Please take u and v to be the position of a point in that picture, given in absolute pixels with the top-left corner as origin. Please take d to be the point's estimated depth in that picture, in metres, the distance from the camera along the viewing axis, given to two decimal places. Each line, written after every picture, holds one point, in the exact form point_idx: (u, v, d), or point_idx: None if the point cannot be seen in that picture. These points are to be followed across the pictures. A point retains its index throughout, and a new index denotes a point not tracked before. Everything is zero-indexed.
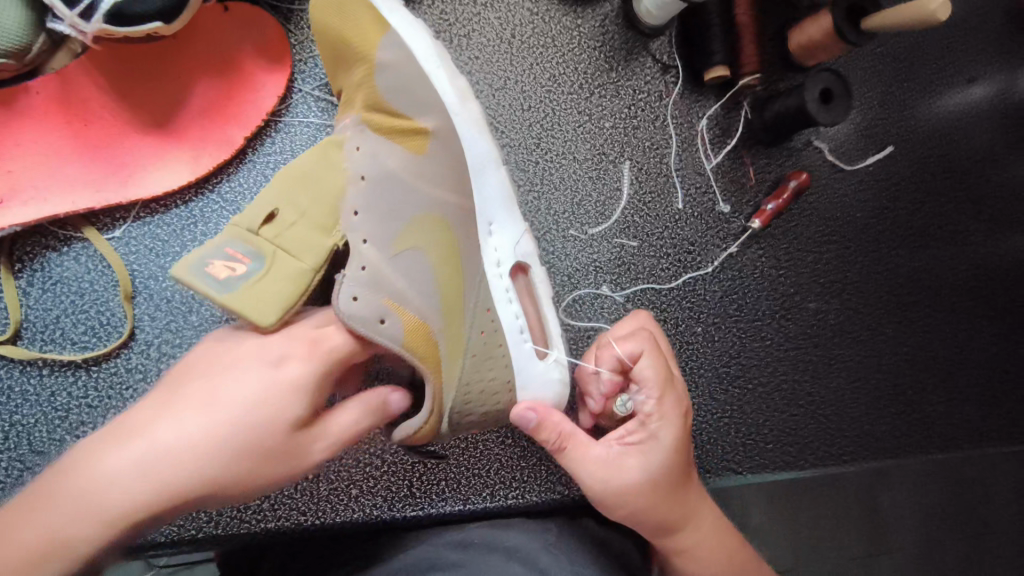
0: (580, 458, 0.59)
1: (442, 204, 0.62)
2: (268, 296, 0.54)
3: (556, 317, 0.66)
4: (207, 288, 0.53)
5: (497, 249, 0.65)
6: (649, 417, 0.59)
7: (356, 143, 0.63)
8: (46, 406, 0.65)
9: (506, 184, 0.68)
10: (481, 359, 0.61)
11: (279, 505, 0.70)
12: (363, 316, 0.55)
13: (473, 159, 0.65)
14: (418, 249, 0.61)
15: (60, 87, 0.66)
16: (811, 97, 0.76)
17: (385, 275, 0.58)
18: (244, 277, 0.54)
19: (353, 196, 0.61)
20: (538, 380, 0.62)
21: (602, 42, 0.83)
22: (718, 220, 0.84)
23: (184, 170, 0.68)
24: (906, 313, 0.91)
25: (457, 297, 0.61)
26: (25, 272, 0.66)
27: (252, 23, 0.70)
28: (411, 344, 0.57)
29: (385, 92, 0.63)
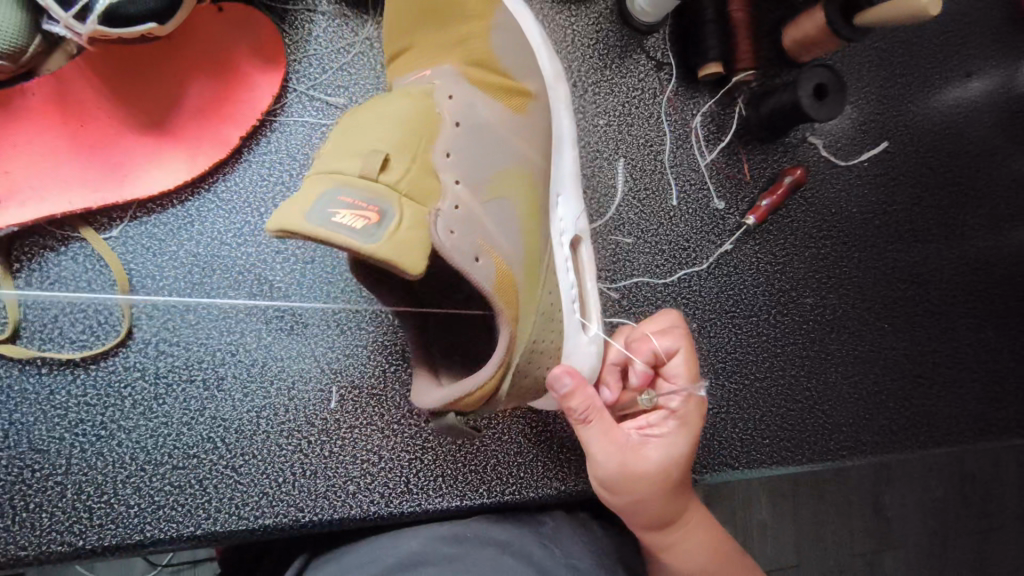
0: (602, 435, 0.59)
1: (528, 163, 0.62)
2: (414, 242, 0.48)
3: (597, 294, 0.68)
4: (350, 238, 0.45)
5: (561, 220, 0.67)
6: (675, 411, 0.61)
7: (448, 92, 0.61)
8: (46, 404, 0.66)
9: (574, 165, 0.70)
10: (549, 315, 0.59)
11: (277, 502, 0.68)
12: (459, 250, 0.52)
13: (557, 129, 0.68)
14: (504, 199, 0.59)
15: (57, 88, 0.67)
16: (805, 93, 0.76)
17: (476, 217, 0.55)
18: (382, 225, 0.47)
19: (448, 136, 0.58)
20: (580, 350, 0.63)
21: (596, 40, 0.83)
22: (713, 217, 0.85)
23: (180, 170, 0.68)
24: (903, 308, 0.91)
25: (537, 256, 0.60)
26: (23, 272, 0.67)
27: (247, 24, 0.70)
28: (499, 291, 0.53)
29: (493, 51, 0.63)
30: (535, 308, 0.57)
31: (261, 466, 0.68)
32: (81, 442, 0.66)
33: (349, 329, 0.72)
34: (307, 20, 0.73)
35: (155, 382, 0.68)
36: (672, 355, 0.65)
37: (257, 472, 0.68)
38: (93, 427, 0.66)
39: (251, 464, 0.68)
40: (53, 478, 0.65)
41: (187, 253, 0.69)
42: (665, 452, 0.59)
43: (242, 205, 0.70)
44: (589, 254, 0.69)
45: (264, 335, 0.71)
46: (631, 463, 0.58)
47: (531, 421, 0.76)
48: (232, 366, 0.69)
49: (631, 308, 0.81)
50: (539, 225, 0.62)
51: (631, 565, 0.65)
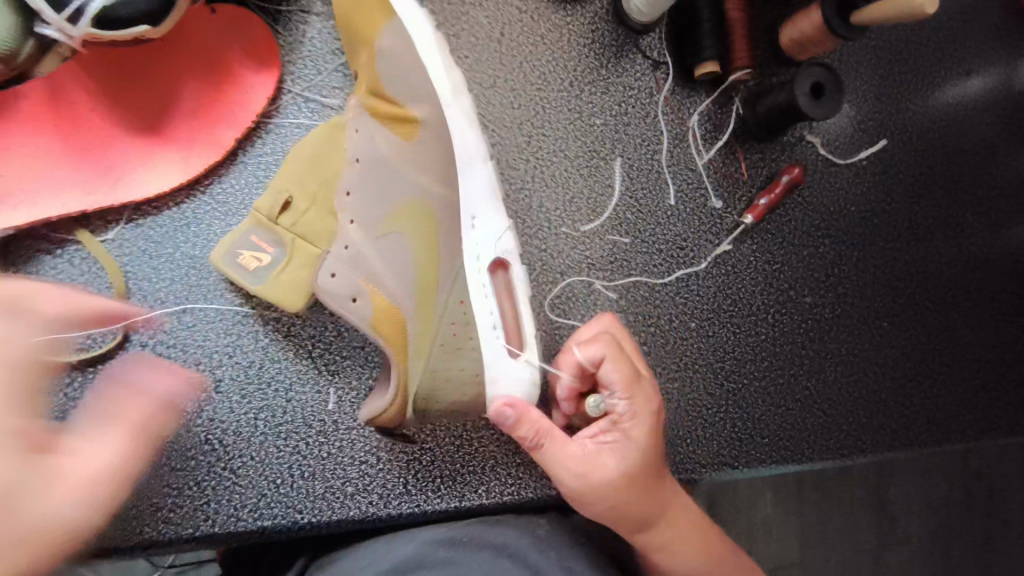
0: (558, 457, 0.59)
1: (422, 192, 0.62)
2: (298, 283, 0.68)
3: (532, 320, 0.61)
4: (241, 279, 0.67)
5: (478, 242, 0.60)
6: (622, 416, 0.60)
7: (356, 127, 0.67)
8: (42, 408, 0.65)
9: (494, 181, 0.62)
10: (450, 351, 0.60)
11: (275, 503, 0.68)
12: (335, 292, 0.64)
13: (459, 150, 0.60)
14: (399, 233, 0.63)
15: (51, 92, 0.67)
16: (801, 92, 0.76)
17: (363, 256, 0.64)
18: (269, 267, 0.67)
19: (349, 177, 0.66)
20: (502, 377, 0.59)
21: (592, 40, 0.83)
22: (710, 216, 0.84)
23: (175, 173, 0.68)
24: (902, 307, 0.91)
25: (433, 287, 0.62)
26: (19, 275, 0.67)
27: (239, 28, 0.71)
28: (375, 325, 0.62)
29: (384, 78, 0.64)
30: (430, 343, 0.60)
31: (260, 468, 0.69)
32: None
33: (345, 330, 0.72)
34: (302, 21, 0.73)
35: None
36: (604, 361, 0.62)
37: (256, 473, 0.68)
38: None
39: (250, 466, 0.68)
40: None
41: (184, 255, 0.69)
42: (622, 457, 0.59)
43: (238, 206, 0.70)
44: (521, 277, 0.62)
45: (261, 337, 0.70)
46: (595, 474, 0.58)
47: None
48: (229, 369, 0.69)
49: (629, 307, 0.81)
50: (440, 257, 0.62)
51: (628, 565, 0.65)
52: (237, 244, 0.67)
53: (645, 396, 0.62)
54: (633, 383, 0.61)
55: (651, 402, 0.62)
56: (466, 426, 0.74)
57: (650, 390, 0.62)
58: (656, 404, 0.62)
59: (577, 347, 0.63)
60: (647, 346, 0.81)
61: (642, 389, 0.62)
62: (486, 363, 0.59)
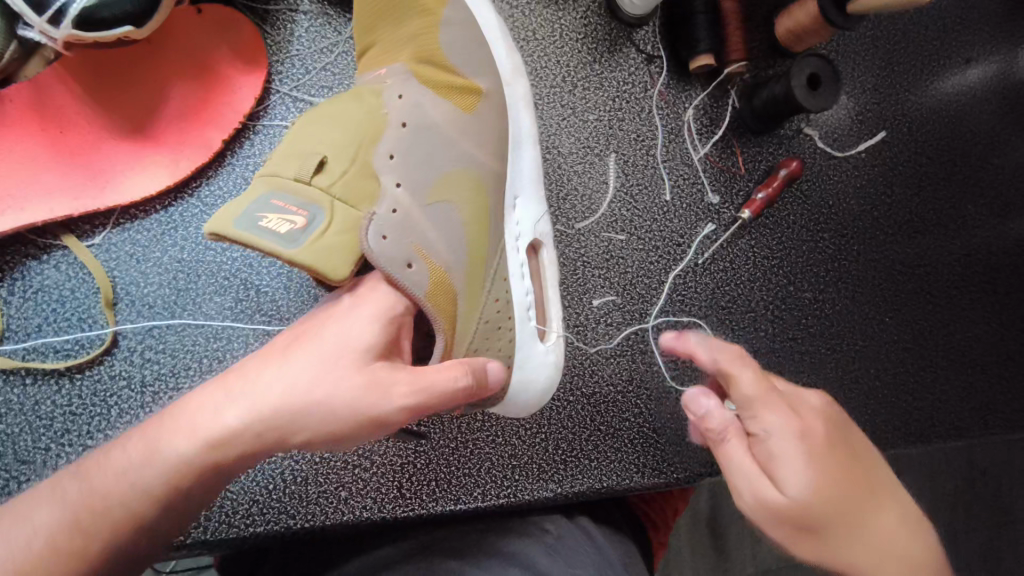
0: (731, 460, 0.51)
1: (476, 163, 0.65)
2: (338, 247, 0.54)
3: (558, 302, 0.71)
4: (273, 244, 0.52)
5: (519, 223, 0.70)
6: (787, 416, 0.51)
7: (397, 92, 0.64)
8: (31, 415, 0.64)
9: (535, 167, 0.72)
10: (493, 327, 0.63)
11: (268, 509, 0.69)
12: (389, 255, 0.56)
13: (516, 130, 0.71)
14: (449, 202, 0.63)
15: (35, 94, 0.65)
16: (798, 83, 0.75)
17: (414, 222, 0.60)
18: (306, 230, 0.54)
19: (390, 141, 0.62)
20: (535, 361, 0.67)
21: (585, 34, 0.82)
22: (707, 211, 0.83)
23: (162, 176, 0.67)
24: (905, 300, 0.89)
25: (481, 257, 0.64)
26: (5, 281, 0.66)
27: (227, 29, 0.70)
28: (431, 294, 0.58)
29: (444, 48, 0.66)
30: (475, 317, 0.63)
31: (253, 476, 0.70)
32: (67, 453, 0.64)
33: None
34: (289, 21, 0.72)
35: (141, 390, 0.66)
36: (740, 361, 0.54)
37: (248, 482, 0.69)
38: (78, 437, 0.65)
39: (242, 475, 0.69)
40: None
41: (172, 259, 0.68)
42: (796, 468, 0.49)
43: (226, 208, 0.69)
44: (551, 259, 0.72)
45: (251, 342, 0.69)
46: (766, 492, 0.49)
47: (527, 424, 0.76)
48: (218, 373, 0.67)
49: (626, 305, 0.80)
50: (485, 229, 0.65)
51: (629, 566, 0.65)
52: (256, 205, 0.53)
53: (810, 401, 0.54)
54: (789, 388, 0.55)
55: (817, 406, 0.53)
56: (462, 429, 0.75)
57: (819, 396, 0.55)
58: (828, 410, 0.53)
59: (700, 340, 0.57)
60: (645, 344, 0.80)
61: (803, 394, 0.54)
62: (519, 339, 0.66)
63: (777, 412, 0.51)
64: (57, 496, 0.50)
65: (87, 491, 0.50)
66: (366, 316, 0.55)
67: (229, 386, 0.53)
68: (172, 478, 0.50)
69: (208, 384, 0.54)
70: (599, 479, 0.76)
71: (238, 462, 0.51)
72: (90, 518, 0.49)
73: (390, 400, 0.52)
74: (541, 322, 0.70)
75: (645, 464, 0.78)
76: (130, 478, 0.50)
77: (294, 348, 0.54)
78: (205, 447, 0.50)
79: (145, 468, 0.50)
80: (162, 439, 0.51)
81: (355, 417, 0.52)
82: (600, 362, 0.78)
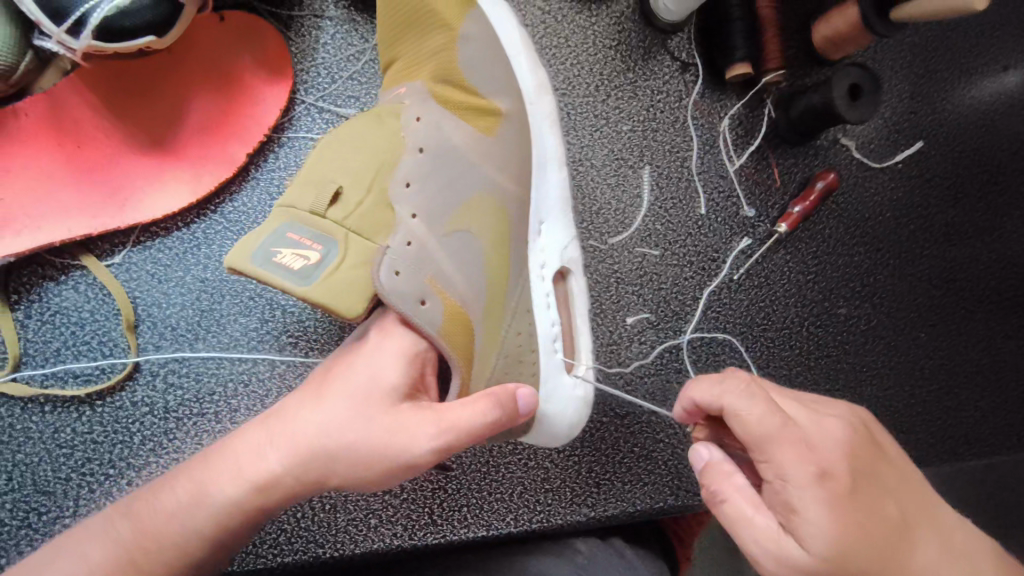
0: (750, 525, 0.45)
1: (497, 188, 0.62)
2: (351, 283, 0.53)
3: (588, 333, 0.66)
4: (284, 283, 0.51)
5: (543, 250, 0.65)
6: (806, 456, 0.44)
7: (416, 113, 0.61)
8: (51, 443, 0.63)
9: (564, 189, 0.68)
10: (513, 361, 0.60)
11: (296, 538, 0.68)
12: (401, 291, 0.54)
13: (540, 152, 0.66)
14: (467, 231, 0.60)
15: (50, 106, 0.62)
16: (839, 94, 0.72)
17: (429, 253, 0.57)
18: (320, 265, 0.53)
19: (407, 166, 0.59)
20: (560, 395, 0.63)
21: (618, 41, 0.79)
22: (743, 225, 0.81)
23: (184, 193, 0.64)
24: (939, 315, 0.86)
25: (501, 288, 0.61)
26: (22, 303, 0.64)
27: (251, 36, 0.67)
28: (446, 331, 0.55)
29: (463, 66, 0.62)
30: (495, 351, 0.60)
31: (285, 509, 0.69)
32: (88, 483, 0.62)
33: None
34: (314, 26, 0.68)
35: (164, 417, 0.64)
36: (746, 393, 0.47)
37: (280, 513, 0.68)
38: (100, 466, 0.63)
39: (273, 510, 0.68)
40: (61, 521, 0.62)
41: (195, 278, 0.65)
42: (823, 519, 0.43)
43: (250, 225, 0.66)
44: (579, 288, 0.67)
45: (278, 364, 0.66)
46: (789, 547, 0.43)
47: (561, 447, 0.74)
48: (244, 398, 0.65)
49: (660, 323, 0.77)
50: (507, 258, 0.61)
51: None
52: (271, 239, 0.53)
53: (830, 433, 0.46)
54: (806, 415, 0.47)
55: (843, 438, 0.46)
56: (493, 452, 0.73)
57: (840, 412, 0.48)
58: (855, 440, 0.46)
59: (700, 381, 0.51)
60: (679, 362, 0.77)
61: (822, 425, 0.46)
62: (542, 373, 0.62)
63: (794, 456, 0.44)
64: (109, 536, 0.53)
65: (138, 531, 0.52)
66: (392, 353, 0.56)
67: (269, 427, 0.55)
68: (218, 519, 0.52)
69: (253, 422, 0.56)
70: (633, 502, 0.74)
71: (280, 501, 0.54)
72: (142, 557, 0.51)
73: (416, 442, 0.52)
74: (569, 354, 0.66)
75: (679, 485, 0.76)
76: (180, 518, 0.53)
77: (327, 388, 0.55)
78: (248, 491, 0.53)
79: (193, 512, 0.53)
80: (209, 480, 0.53)
81: (384, 458, 0.52)
82: (634, 381, 0.76)
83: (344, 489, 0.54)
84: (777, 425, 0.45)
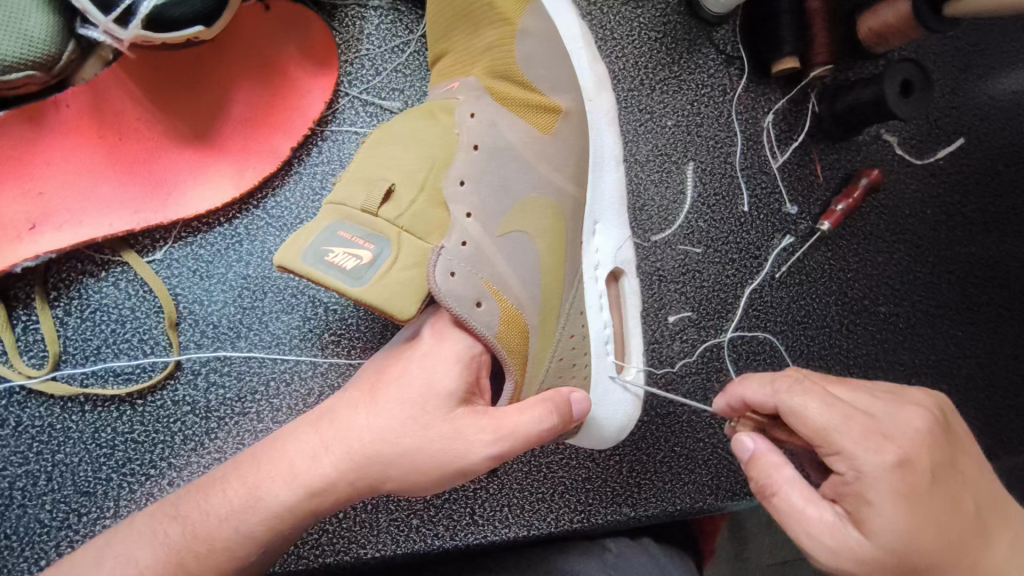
0: (801, 516, 0.44)
1: (554, 187, 0.61)
2: (406, 285, 0.51)
3: (639, 333, 0.65)
4: (336, 283, 0.49)
5: (598, 250, 0.65)
6: (883, 447, 0.42)
7: (471, 109, 0.59)
8: (90, 444, 0.63)
9: (619, 187, 0.67)
10: (567, 364, 0.59)
11: (338, 539, 0.68)
12: (458, 294, 0.52)
13: (596, 150, 0.66)
14: (522, 231, 0.58)
15: (92, 99, 0.63)
16: (890, 88, 0.71)
17: (485, 255, 0.55)
18: (373, 265, 0.50)
19: (462, 163, 0.57)
20: (611, 398, 0.63)
21: (663, 33, 0.78)
22: (785, 222, 0.80)
23: (227, 187, 0.65)
24: (977, 314, 0.85)
25: (556, 291, 0.60)
26: (62, 300, 0.64)
27: (295, 24, 0.67)
28: (502, 334, 0.54)
29: (522, 62, 0.61)
30: (549, 355, 0.59)
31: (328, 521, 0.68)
32: (128, 482, 0.62)
33: None
34: (357, 16, 0.69)
35: (205, 416, 0.64)
36: (802, 388, 0.46)
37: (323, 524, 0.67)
38: (141, 466, 0.63)
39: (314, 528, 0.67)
40: (101, 522, 0.62)
41: (236, 275, 0.66)
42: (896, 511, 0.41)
43: (293, 221, 0.66)
44: (633, 288, 0.66)
45: (321, 362, 0.65)
46: (851, 541, 0.42)
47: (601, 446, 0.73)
48: (287, 397, 0.64)
49: (702, 321, 0.76)
50: (561, 260, 0.61)
51: None
52: (323, 238, 0.50)
53: (910, 423, 0.43)
54: (884, 404, 0.45)
55: (923, 428, 0.44)
56: (535, 452, 0.72)
57: (921, 400, 0.46)
58: (936, 430, 0.44)
59: (751, 379, 0.49)
60: (720, 361, 0.76)
61: (901, 415, 0.44)
62: (595, 375, 0.62)
63: (869, 447, 0.42)
64: (158, 538, 0.51)
65: (188, 535, 0.51)
66: (447, 354, 0.53)
67: (322, 426, 0.52)
68: (270, 524, 0.50)
69: (303, 422, 0.54)
70: (673, 502, 0.74)
71: (334, 505, 0.51)
72: (194, 561, 0.50)
73: (474, 449, 0.49)
74: (620, 355, 0.65)
75: (719, 486, 0.75)
76: (230, 522, 0.50)
77: (380, 390, 0.53)
78: (302, 496, 0.50)
79: (243, 516, 0.50)
80: (261, 481, 0.51)
81: (442, 465, 0.50)
82: (676, 381, 0.75)
83: (398, 494, 0.52)
84: (848, 419, 0.43)
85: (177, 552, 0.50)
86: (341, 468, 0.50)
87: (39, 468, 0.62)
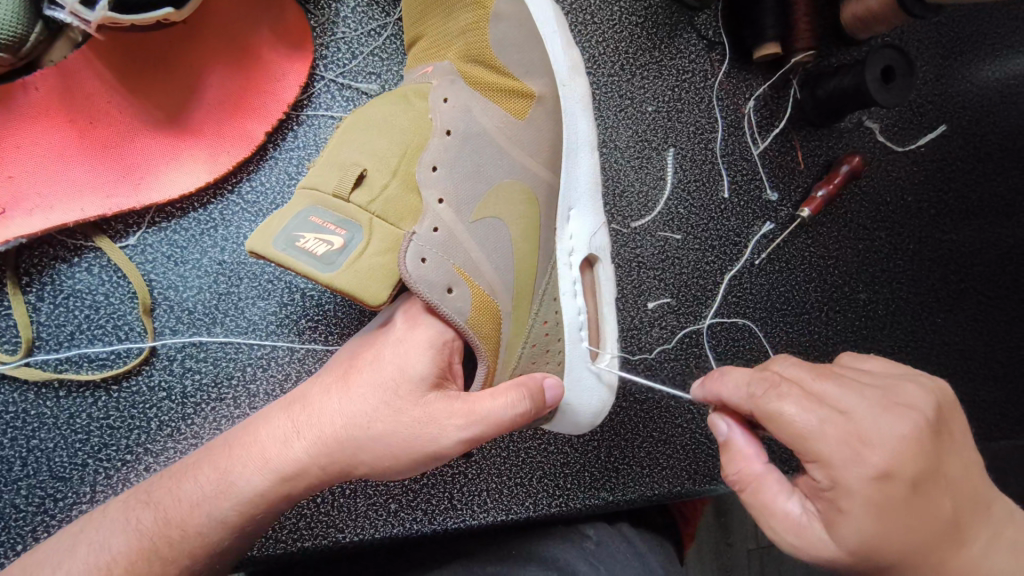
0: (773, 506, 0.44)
1: (529, 173, 0.61)
2: (377, 271, 0.51)
3: (615, 318, 0.65)
4: (307, 268, 0.49)
5: (572, 237, 0.64)
6: (862, 454, 0.40)
7: (443, 94, 0.59)
8: (66, 429, 0.63)
9: (594, 174, 0.66)
10: (540, 350, 0.59)
11: (315, 523, 0.68)
12: (429, 280, 0.51)
13: (571, 135, 0.65)
14: (495, 218, 0.58)
15: (61, 81, 0.63)
16: (872, 76, 0.70)
17: (457, 242, 0.55)
18: (345, 251, 0.50)
19: (434, 149, 0.57)
20: (587, 386, 0.62)
21: (643, 18, 0.77)
22: (765, 209, 0.80)
23: (201, 172, 0.65)
24: (955, 300, 0.85)
25: (529, 277, 0.59)
26: (34, 285, 0.64)
27: (271, 7, 0.67)
28: (474, 320, 0.54)
29: (496, 46, 0.60)
30: (521, 342, 0.58)
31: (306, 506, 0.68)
32: (105, 467, 0.63)
33: None
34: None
35: (182, 402, 0.64)
36: (772, 385, 0.44)
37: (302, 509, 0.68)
38: (117, 451, 0.63)
39: (293, 512, 0.67)
40: (78, 507, 0.62)
41: (212, 261, 0.66)
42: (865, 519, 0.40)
43: (267, 206, 0.66)
44: (606, 276, 0.66)
45: (298, 349, 0.66)
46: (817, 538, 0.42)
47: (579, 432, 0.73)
48: (264, 382, 0.65)
49: (680, 307, 0.76)
50: (536, 247, 0.60)
51: None
52: (295, 222, 0.50)
53: (896, 429, 0.41)
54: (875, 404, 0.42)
55: (910, 434, 0.41)
56: (513, 438, 0.72)
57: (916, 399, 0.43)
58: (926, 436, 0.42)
59: (727, 372, 0.48)
60: (699, 347, 0.77)
61: (888, 418, 0.42)
62: (569, 360, 0.61)
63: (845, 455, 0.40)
64: (129, 524, 0.51)
65: (158, 521, 0.51)
66: (418, 342, 0.52)
67: (293, 412, 0.52)
68: (242, 509, 0.50)
69: (275, 407, 0.54)
70: (651, 487, 0.74)
71: (304, 491, 0.52)
72: (165, 546, 0.50)
73: (446, 435, 0.49)
74: (596, 341, 0.64)
75: (697, 471, 0.76)
76: (201, 508, 0.51)
77: (353, 376, 0.53)
78: (273, 482, 0.50)
79: (215, 501, 0.50)
80: (232, 467, 0.51)
81: (412, 451, 0.50)
82: (653, 366, 0.75)
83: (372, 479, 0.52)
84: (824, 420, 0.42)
85: (148, 537, 0.50)
86: (312, 455, 0.50)
87: (14, 453, 0.62)
